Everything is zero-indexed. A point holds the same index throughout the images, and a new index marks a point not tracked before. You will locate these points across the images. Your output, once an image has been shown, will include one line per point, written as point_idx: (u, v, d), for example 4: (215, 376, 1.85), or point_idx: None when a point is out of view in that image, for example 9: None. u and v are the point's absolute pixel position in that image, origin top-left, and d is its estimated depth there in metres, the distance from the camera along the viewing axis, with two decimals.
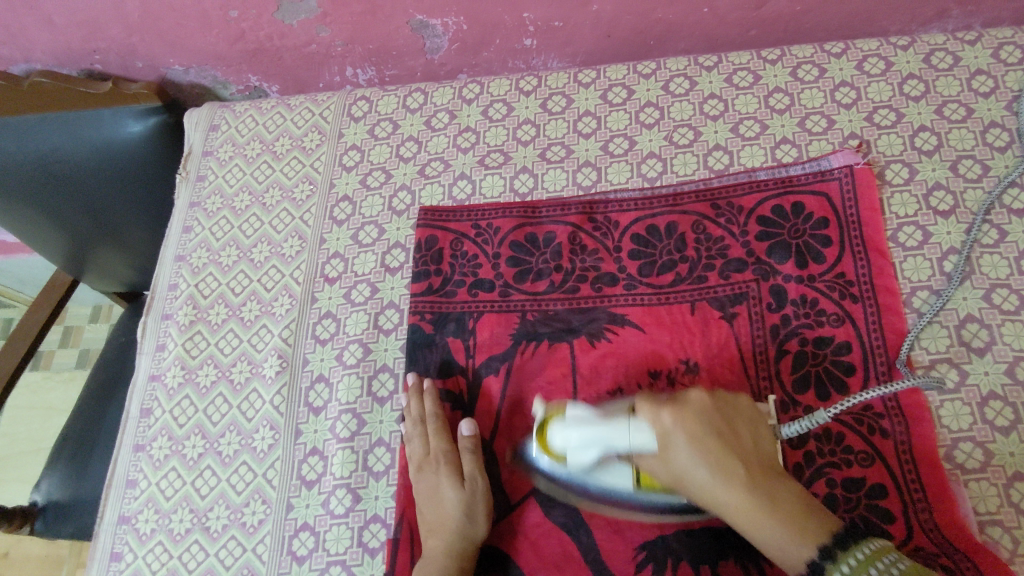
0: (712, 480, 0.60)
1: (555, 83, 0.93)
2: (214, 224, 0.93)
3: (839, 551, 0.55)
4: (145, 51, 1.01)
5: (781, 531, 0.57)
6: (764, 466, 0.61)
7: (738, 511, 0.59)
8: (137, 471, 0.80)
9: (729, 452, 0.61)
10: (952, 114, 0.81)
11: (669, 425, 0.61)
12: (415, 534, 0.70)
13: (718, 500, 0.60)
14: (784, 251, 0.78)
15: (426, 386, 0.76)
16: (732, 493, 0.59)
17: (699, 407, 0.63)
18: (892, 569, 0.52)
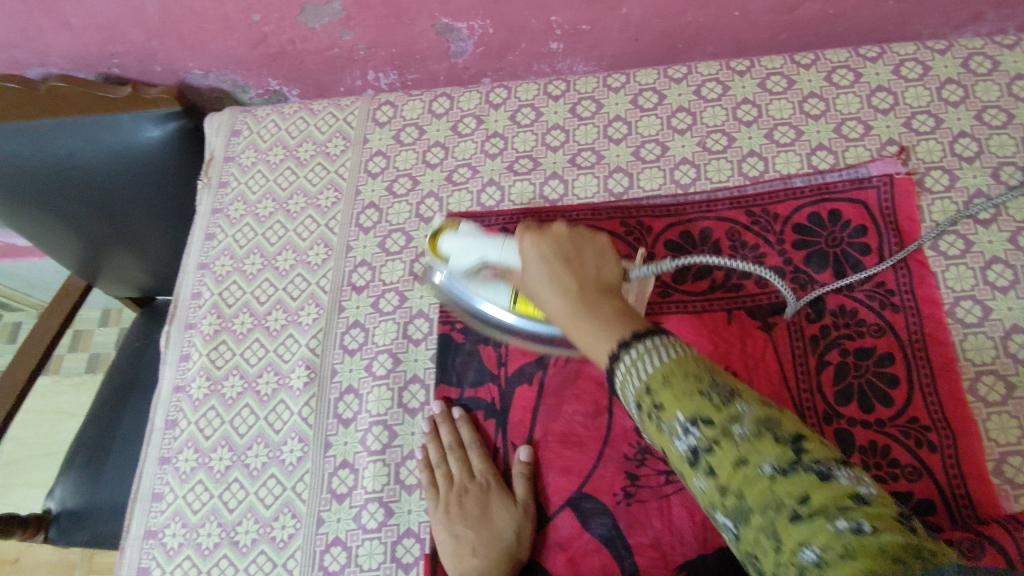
0: (548, 275, 0.58)
1: (584, 87, 0.91)
2: (238, 231, 0.91)
3: (632, 342, 0.47)
4: (166, 55, 1.00)
5: (598, 334, 0.51)
6: (628, 315, 0.52)
7: (566, 321, 0.56)
8: (163, 484, 0.78)
9: (571, 261, 0.59)
10: (992, 120, 0.80)
11: (531, 250, 0.61)
12: (453, 561, 0.67)
13: (546, 295, 0.58)
14: (822, 259, 0.76)
15: (456, 413, 0.75)
16: (565, 305, 0.56)
17: (555, 235, 0.61)
18: (661, 356, 0.45)
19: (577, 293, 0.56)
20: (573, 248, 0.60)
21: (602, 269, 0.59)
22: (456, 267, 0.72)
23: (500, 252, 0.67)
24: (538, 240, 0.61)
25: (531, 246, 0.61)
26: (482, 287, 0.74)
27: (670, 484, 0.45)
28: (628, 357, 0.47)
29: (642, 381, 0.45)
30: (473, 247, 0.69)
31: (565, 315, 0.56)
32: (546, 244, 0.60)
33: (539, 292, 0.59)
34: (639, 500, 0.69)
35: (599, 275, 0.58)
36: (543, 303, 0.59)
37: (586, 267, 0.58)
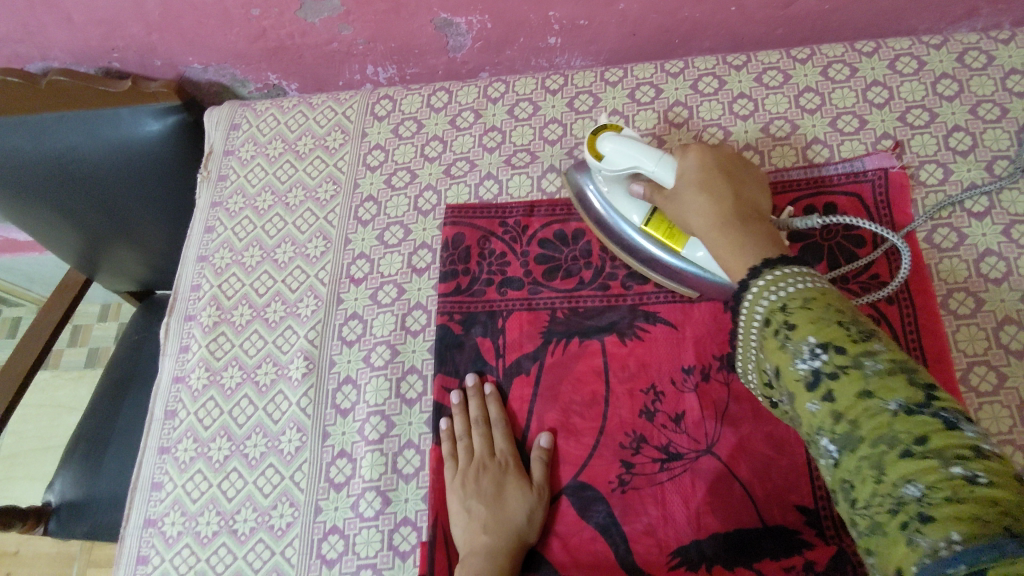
0: (705, 202, 0.62)
1: (581, 81, 0.92)
2: (237, 223, 0.92)
3: (759, 271, 0.51)
4: (166, 50, 1.01)
5: (743, 249, 0.56)
6: (769, 265, 0.56)
7: (707, 234, 0.60)
8: (162, 474, 0.79)
9: (717, 188, 0.62)
10: (986, 114, 0.80)
11: (690, 165, 0.65)
12: (466, 531, 0.68)
13: (696, 215, 0.62)
14: (816, 251, 0.77)
15: (487, 389, 0.76)
16: (715, 220, 0.60)
17: (701, 159, 0.65)
18: (794, 285, 0.48)
19: (720, 200, 0.61)
20: (721, 173, 0.64)
21: (749, 189, 0.64)
22: (608, 169, 0.71)
23: (656, 163, 0.67)
24: (693, 151, 0.66)
25: (686, 167, 0.65)
26: (625, 199, 0.75)
27: (754, 303, 0.50)
28: (761, 280, 0.50)
29: (776, 299, 0.48)
30: (631, 150, 0.68)
31: (710, 232, 0.60)
32: (702, 176, 0.63)
33: (694, 221, 0.62)
34: (634, 488, 0.70)
35: (749, 196, 0.63)
36: (680, 213, 0.65)
37: (730, 198, 0.61)
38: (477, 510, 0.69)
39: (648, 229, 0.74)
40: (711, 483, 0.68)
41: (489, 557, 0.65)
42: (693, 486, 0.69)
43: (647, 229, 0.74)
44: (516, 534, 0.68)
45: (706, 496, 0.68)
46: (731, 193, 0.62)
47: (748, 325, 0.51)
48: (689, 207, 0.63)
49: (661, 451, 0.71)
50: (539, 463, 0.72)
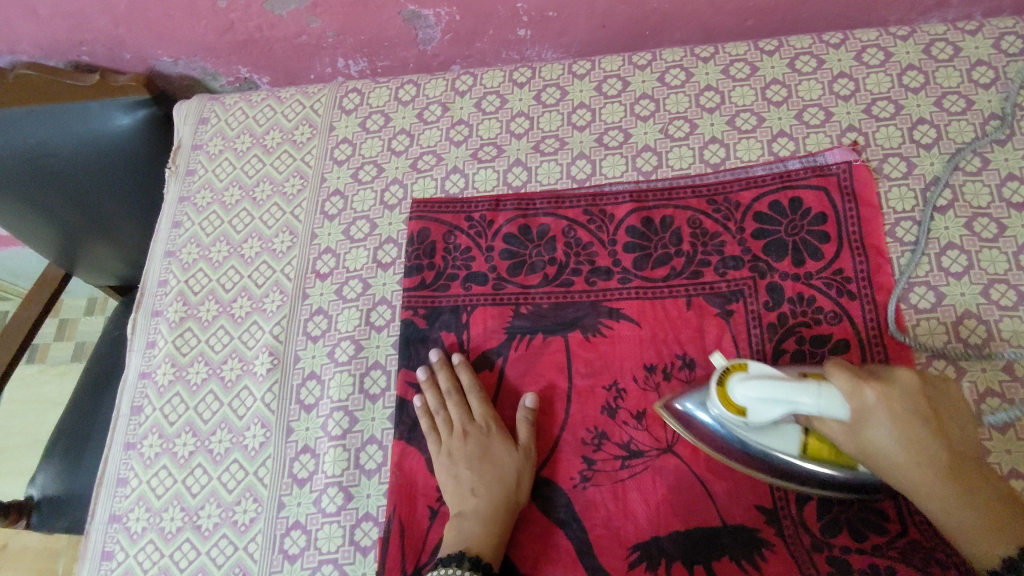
0: (900, 444, 0.57)
1: (549, 74, 0.91)
2: (204, 219, 0.91)
3: None
4: (133, 43, 1.00)
5: (959, 509, 0.55)
6: (965, 462, 0.57)
7: (914, 484, 0.57)
8: (128, 470, 0.79)
9: (922, 437, 0.57)
10: (951, 106, 0.80)
11: (874, 403, 0.58)
12: (456, 499, 0.70)
13: (906, 486, 0.58)
14: (781, 246, 0.77)
15: (455, 359, 0.76)
16: (922, 468, 0.57)
17: (907, 387, 0.59)
18: None
19: (920, 445, 0.57)
20: (923, 415, 0.58)
21: (964, 434, 0.59)
22: (750, 420, 0.61)
23: (818, 399, 0.57)
24: (857, 381, 0.58)
25: (876, 436, 0.58)
26: (772, 434, 0.64)
27: None
28: None
29: None
30: (776, 393, 0.58)
31: (913, 468, 0.57)
32: (896, 402, 0.58)
33: (872, 453, 0.59)
34: (594, 484, 0.70)
35: (965, 443, 0.58)
36: (886, 467, 0.59)
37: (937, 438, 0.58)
38: (463, 476, 0.71)
39: (803, 458, 0.63)
40: (672, 479, 0.69)
41: (479, 517, 0.67)
42: (653, 482, 0.69)
43: (802, 458, 0.63)
44: (505, 492, 0.69)
45: (665, 492, 0.68)
46: (942, 439, 0.58)
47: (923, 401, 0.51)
48: (877, 441, 0.58)
49: (621, 447, 0.71)
50: (524, 424, 0.72)
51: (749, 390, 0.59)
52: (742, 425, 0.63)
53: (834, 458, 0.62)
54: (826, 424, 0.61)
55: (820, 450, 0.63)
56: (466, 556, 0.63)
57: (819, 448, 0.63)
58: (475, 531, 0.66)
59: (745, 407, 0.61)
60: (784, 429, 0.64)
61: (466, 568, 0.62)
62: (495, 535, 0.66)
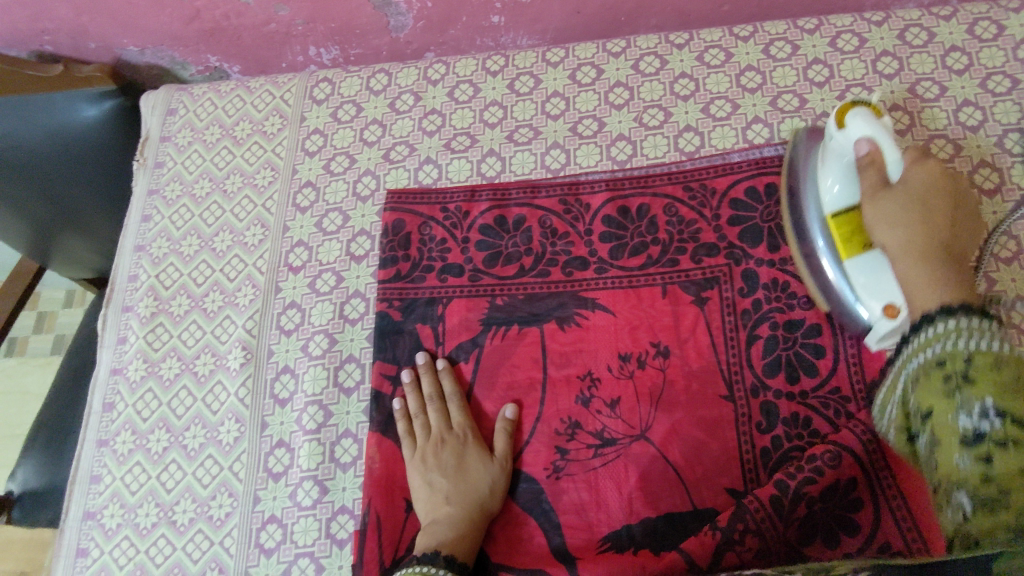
0: (907, 228, 0.61)
1: (523, 62, 0.90)
2: (175, 212, 0.90)
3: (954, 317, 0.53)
4: (97, 32, 0.98)
5: (930, 273, 0.59)
6: (954, 257, 0.60)
7: (917, 251, 0.60)
8: (101, 466, 0.79)
9: (933, 214, 0.62)
10: (924, 93, 0.80)
11: (914, 174, 0.63)
12: (428, 505, 0.68)
13: (903, 246, 0.61)
14: (756, 234, 0.77)
15: (440, 364, 0.76)
16: (921, 249, 0.60)
17: (932, 174, 0.63)
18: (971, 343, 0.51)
19: (926, 208, 0.62)
20: (946, 189, 0.63)
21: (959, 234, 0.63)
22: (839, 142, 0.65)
23: (897, 159, 0.61)
24: (920, 160, 0.65)
25: (912, 173, 0.63)
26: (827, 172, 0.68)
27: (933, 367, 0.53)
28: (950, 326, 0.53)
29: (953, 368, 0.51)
30: (873, 125, 0.63)
31: (919, 225, 0.61)
32: (928, 192, 0.63)
33: (892, 219, 0.62)
34: (568, 474, 0.70)
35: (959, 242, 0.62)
36: (878, 225, 0.63)
37: (949, 228, 0.62)
38: (438, 482, 0.69)
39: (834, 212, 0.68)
40: (645, 467, 0.69)
41: (452, 524, 0.66)
42: (626, 471, 0.69)
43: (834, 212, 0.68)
44: (478, 504, 0.68)
45: (639, 480, 0.69)
46: (947, 228, 0.62)
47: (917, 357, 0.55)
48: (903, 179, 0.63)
49: (595, 437, 0.71)
50: (504, 435, 0.72)
51: (860, 126, 0.63)
52: (838, 155, 0.66)
53: (850, 249, 0.67)
54: (870, 191, 0.63)
55: (853, 226, 0.67)
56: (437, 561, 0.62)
57: (846, 232, 0.67)
58: (448, 537, 0.65)
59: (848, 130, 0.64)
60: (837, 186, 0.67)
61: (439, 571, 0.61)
62: (466, 544, 0.65)
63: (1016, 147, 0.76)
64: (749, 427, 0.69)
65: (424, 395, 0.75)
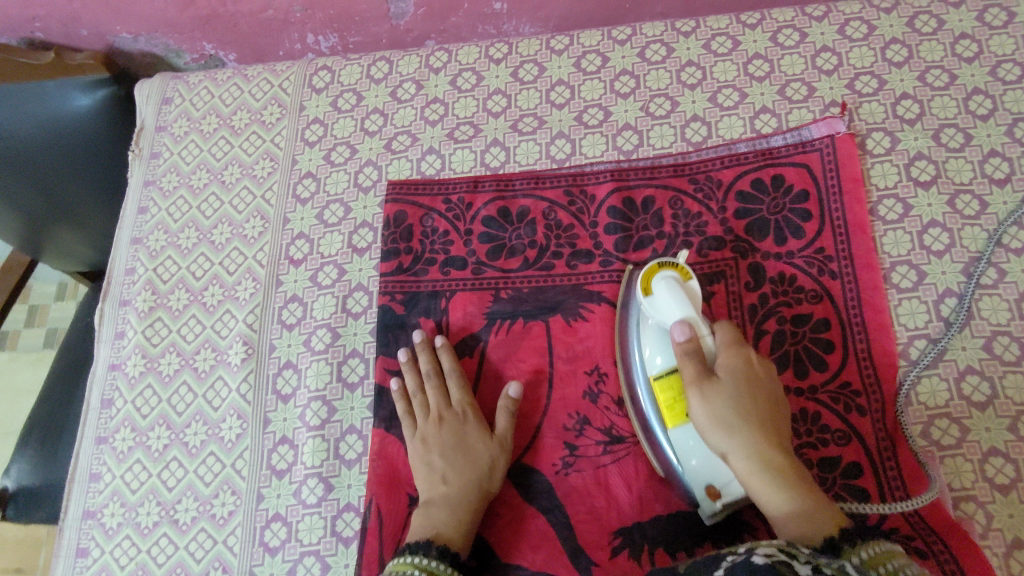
0: (745, 460, 0.56)
1: (526, 50, 0.88)
2: (172, 204, 0.88)
3: (856, 540, 0.49)
4: (89, 18, 0.95)
5: (776, 496, 0.54)
6: (793, 463, 0.56)
7: (742, 479, 0.56)
8: (100, 464, 0.77)
9: (758, 420, 0.57)
10: (935, 81, 0.79)
11: (728, 379, 0.58)
12: (426, 485, 0.68)
13: (734, 457, 0.56)
14: (764, 226, 0.76)
15: (438, 342, 0.74)
16: (757, 470, 0.55)
17: (738, 385, 0.58)
18: (869, 552, 0.48)
19: (752, 425, 0.57)
20: (755, 361, 0.60)
21: (778, 422, 0.59)
22: (654, 312, 0.64)
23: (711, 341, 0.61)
24: (736, 344, 0.60)
25: (724, 363, 0.59)
26: (658, 306, 0.63)
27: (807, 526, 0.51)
28: (826, 542, 0.50)
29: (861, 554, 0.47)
30: (681, 301, 0.61)
31: (750, 463, 0.55)
32: (748, 413, 0.57)
33: (723, 451, 0.57)
34: (576, 469, 0.69)
35: (780, 429, 0.58)
36: (712, 427, 0.57)
37: (767, 381, 0.60)
38: (436, 461, 0.69)
39: (657, 376, 0.64)
40: (654, 461, 0.68)
41: (451, 505, 0.66)
42: (635, 466, 0.69)
43: (657, 376, 0.64)
44: (477, 485, 0.67)
45: (648, 475, 0.68)
46: (770, 436, 0.57)
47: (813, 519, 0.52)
48: (704, 414, 0.58)
49: (604, 432, 0.70)
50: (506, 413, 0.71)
51: (668, 292, 0.62)
52: (655, 325, 0.64)
53: (673, 418, 0.62)
54: (688, 369, 0.59)
55: (674, 390, 0.62)
56: (434, 546, 0.62)
57: (669, 397, 0.62)
58: (445, 519, 0.65)
59: (659, 299, 0.63)
60: (656, 346, 0.64)
61: (433, 558, 0.60)
62: (462, 526, 0.65)
63: None
64: None
65: (422, 375, 0.74)
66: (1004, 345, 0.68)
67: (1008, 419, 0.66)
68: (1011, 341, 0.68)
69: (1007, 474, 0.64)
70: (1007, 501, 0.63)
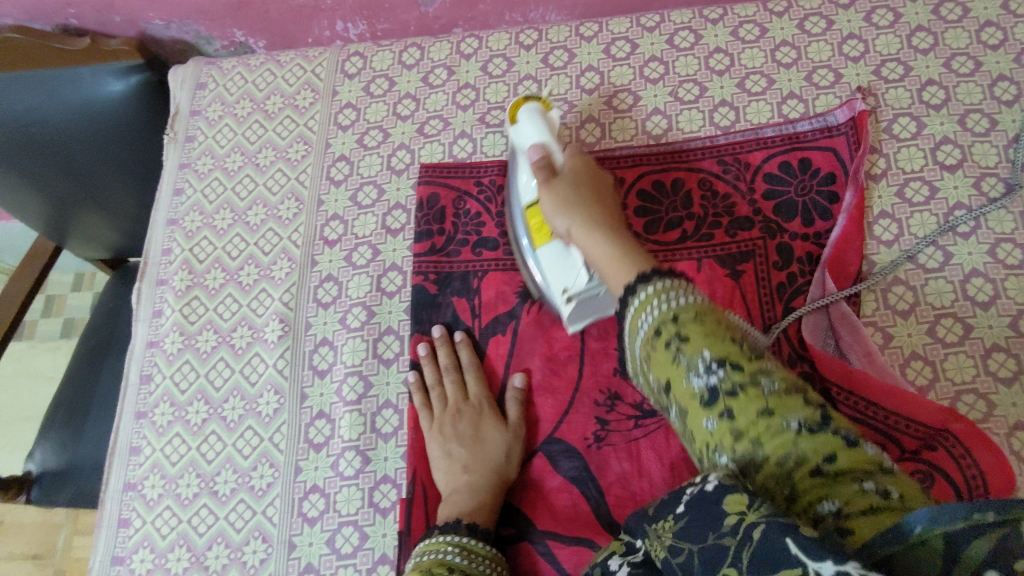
0: (581, 218, 0.64)
1: (556, 36, 0.90)
2: (207, 185, 0.90)
3: (648, 282, 0.52)
4: (124, 5, 0.97)
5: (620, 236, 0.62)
6: (623, 230, 0.64)
7: (583, 237, 0.63)
8: (140, 438, 0.79)
9: (594, 203, 0.65)
10: (960, 68, 0.80)
11: (569, 171, 0.68)
12: (447, 476, 0.70)
13: (575, 227, 0.64)
14: (791, 207, 0.77)
15: (456, 337, 0.77)
16: (594, 234, 0.62)
17: (574, 175, 0.67)
18: (677, 298, 0.49)
19: (584, 202, 0.65)
20: (601, 183, 0.69)
21: (613, 210, 0.67)
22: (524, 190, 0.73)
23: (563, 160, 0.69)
24: (581, 155, 0.70)
25: (569, 164, 0.68)
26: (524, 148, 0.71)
27: (639, 317, 0.51)
28: (646, 291, 0.51)
29: (663, 313, 0.49)
30: (540, 126, 0.70)
31: (588, 220, 0.63)
32: (585, 190, 0.66)
33: (562, 207, 0.65)
34: (610, 444, 0.71)
35: (614, 213, 0.66)
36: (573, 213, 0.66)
37: (611, 196, 0.68)
38: (454, 453, 0.71)
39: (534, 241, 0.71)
40: None
41: (471, 491, 0.68)
42: (668, 441, 0.70)
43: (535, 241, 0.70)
44: (495, 473, 0.69)
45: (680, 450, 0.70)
46: (602, 210, 0.65)
47: (635, 334, 0.51)
48: (559, 193, 0.65)
49: (636, 408, 0.72)
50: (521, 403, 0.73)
51: (531, 118, 0.71)
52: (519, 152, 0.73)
53: (541, 237, 0.70)
54: (545, 180, 0.67)
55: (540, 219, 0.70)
56: (464, 527, 0.63)
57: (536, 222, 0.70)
58: (466, 505, 0.67)
59: (523, 126, 0.71)
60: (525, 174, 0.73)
61: (464, 535, 0.62)
62: (486, 510, 0.66)
63: None
64: None
65: (439, 367, 0.76)
66: None
67: None
68: None
69: None
70: None
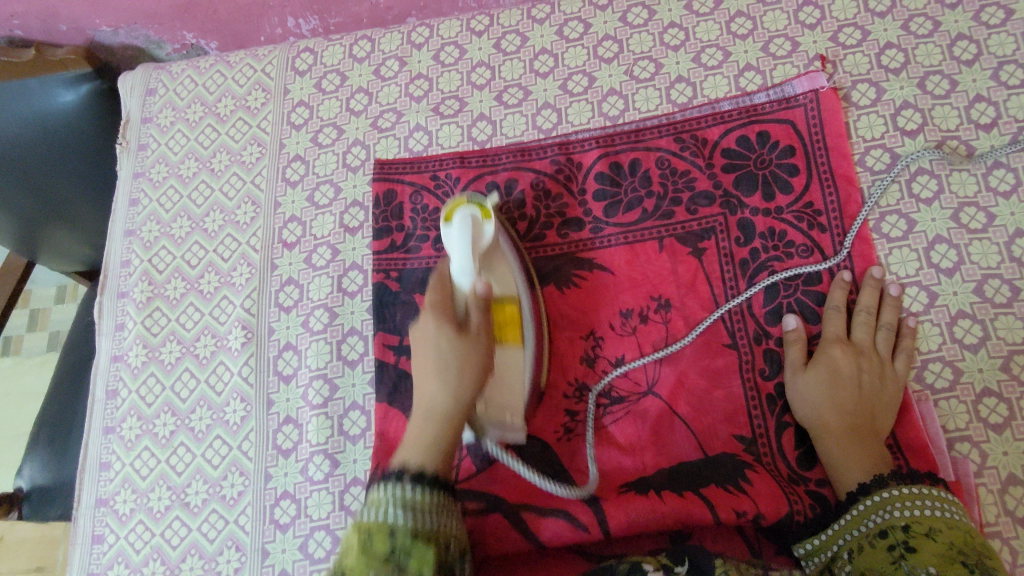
0: (831, 386, 0.65)
1: (507, 20, 0.88)
2: (163, 194, 0.88)
3: (890, 483, 0.58)
4: (68, 13, 0.96)
5: (850, 452, 0.62)
6: (877, 408, 0.65)
7: (827, 427, 0.64)
8: (110, 453, 0.79)
9: (860, 403, 0.65)
10: (919, 29, 0.78)
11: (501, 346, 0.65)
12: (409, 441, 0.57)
13: (817, 425, 0.65)
14: (752, 181, 0.76)
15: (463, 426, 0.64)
16: (839, 414, 0.64)
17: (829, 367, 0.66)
18: (916, 509, 0.56)
19: (837, 384, 0.65)
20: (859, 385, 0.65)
21: (887, 403, 0.66)
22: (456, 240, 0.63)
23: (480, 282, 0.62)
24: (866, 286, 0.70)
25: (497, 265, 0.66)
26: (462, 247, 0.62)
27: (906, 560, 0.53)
28: (894, 494, 0.57)
29: (903, 518, 0.56)
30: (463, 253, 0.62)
31: (827, 439, 0.64)
32: (847, 386, 0.65)
33: (807, 406, 0.66)
34: (578, 432, 0.71)
35: (869, 410, 0.65)
36: (793, 390, 0.67)
37: (873, 402, 0.65)
38: (428, 383, 0.58)
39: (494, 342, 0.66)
40: (654, 423, 0.70)
41: (435, 428, 0.57)
42: (636, 427, 0.70)
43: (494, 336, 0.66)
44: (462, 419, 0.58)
45: (648, 434, 0.69)
46: (847, 413, 0.64)
47: (870, 531, 0.57)
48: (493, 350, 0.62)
49: (603, 394, 0.72)
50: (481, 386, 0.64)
51: (461, 225, 0.63)
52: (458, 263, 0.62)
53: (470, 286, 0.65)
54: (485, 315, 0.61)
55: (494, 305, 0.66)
56: (407, 475, 0.52)
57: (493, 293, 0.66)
58: (421, 448, 0.55)
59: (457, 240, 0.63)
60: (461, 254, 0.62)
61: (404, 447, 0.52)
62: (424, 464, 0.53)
63: (1012, 79, 0.75)
64: (753, 374, 0.70)
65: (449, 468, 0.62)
66: (995, 288, 0.69)
67: (1001, 359, 0.67)
68: (1002, 284, 0.69)
69: (1002, 413, 0.65)
70: (1003, 440, 0.64)
